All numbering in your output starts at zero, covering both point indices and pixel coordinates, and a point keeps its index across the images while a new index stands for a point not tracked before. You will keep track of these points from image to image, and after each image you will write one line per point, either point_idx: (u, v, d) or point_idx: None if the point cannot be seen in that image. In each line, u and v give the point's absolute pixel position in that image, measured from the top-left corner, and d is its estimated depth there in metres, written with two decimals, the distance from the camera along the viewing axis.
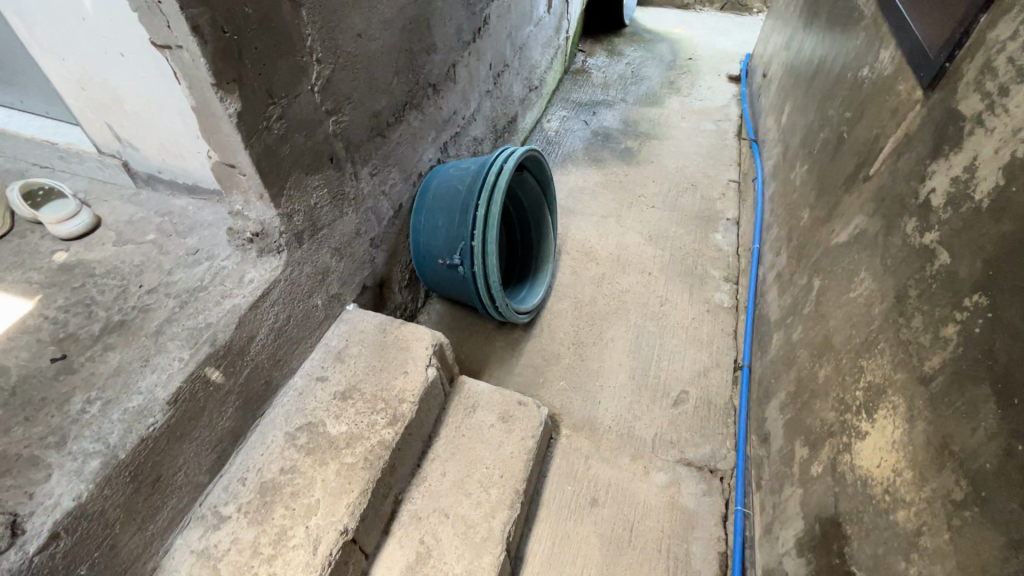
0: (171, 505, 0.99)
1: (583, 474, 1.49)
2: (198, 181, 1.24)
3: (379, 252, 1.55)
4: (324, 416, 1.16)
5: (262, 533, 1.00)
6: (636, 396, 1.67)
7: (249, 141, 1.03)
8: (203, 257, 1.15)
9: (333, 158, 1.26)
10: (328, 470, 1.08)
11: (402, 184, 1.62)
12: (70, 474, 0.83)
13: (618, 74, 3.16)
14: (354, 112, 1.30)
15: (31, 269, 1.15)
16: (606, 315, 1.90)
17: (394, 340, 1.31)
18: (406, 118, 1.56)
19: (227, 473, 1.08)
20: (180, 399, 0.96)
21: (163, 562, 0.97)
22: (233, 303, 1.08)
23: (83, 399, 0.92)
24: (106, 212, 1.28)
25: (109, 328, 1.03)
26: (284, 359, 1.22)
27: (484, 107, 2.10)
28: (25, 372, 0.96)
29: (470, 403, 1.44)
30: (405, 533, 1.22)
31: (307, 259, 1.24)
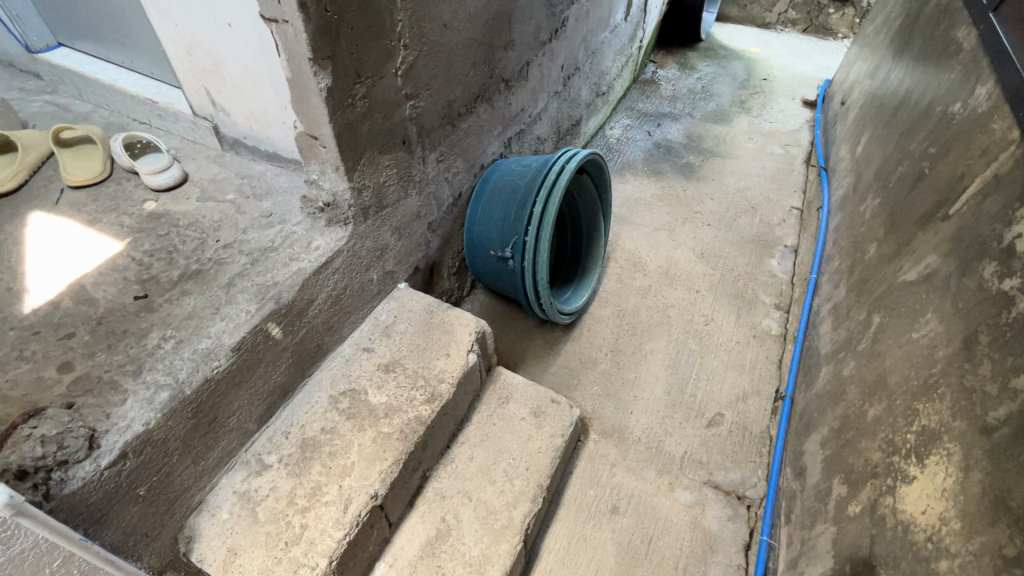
0: (222, 446, 1.06)
1: (607, 481, 1.49)
2: (279, 150, 1.32)
3: (435, 236, 1.60)
4: (367, 385, 1.21)
5: (299, 485, 1.06)
6: (669, 412, 1.65)
7: (334, 115, 1.09)
8: (276, 221, 1.23)
9: (405, 140, 1.31)
10: (366, 437, 1.13)
11: (464, 174, 1.66)
12: (142, 401, 0.90)
13: (688, 88, 3.12)
14: (430, 99, 1.35)
15: (124, 214, 1.26)
16: (648, 327, 1.89)
17: (440, 322, 1.35)
18: (476, 110, 1.60)
19: (273, 425, 1.15)
20: (243, 349, 1.03)
21: (208, 498, 1.04)
22: (298, 267, 1.14)
23: (159, 336, 1.00)
24: (193, 170, 1.38)
25: (186, 275, 1.11)
26: (336, 326, 1.28)
27: (550, 108, 2.13)
28: (111, 305, 1.05)
29: (504, 394, 1.47)
30: (428, 509, 1.26)
31: (369, 234, 1.30)
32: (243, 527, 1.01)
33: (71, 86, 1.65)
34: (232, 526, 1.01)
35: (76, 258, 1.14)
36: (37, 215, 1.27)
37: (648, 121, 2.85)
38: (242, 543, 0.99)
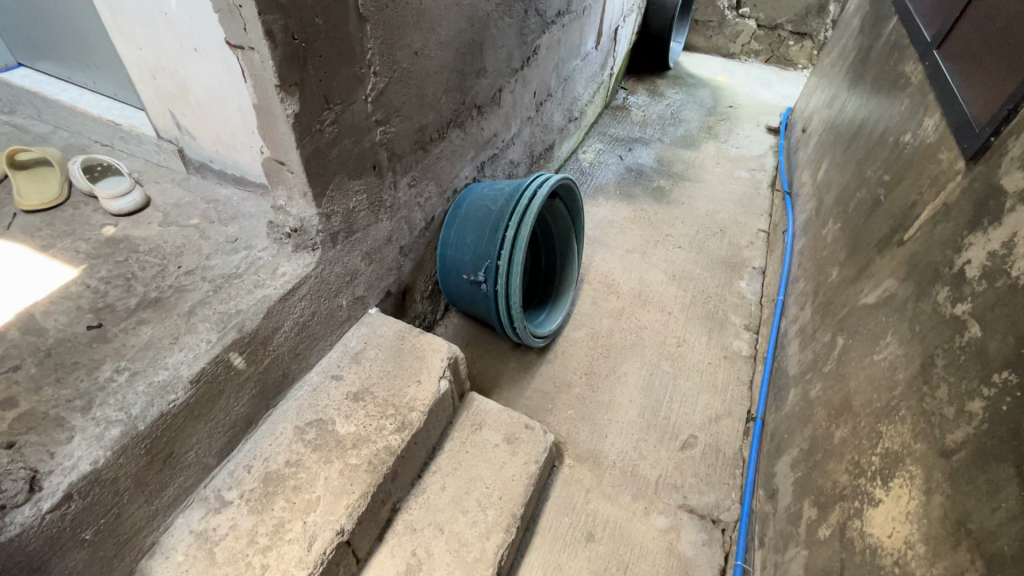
0: (179, 483, 1.01)
1: (582, 507, 1.48)
2: (246, 174, 1.30)
3: (407, 260, 1.59)
4: (335, 414, 1.19)
5: (260, 523, 1.02)
6: (643, 435, 1.65)
7: (302, 141, 1.08)
8: (241, 246, 1.20)
9: (376, 165, 1.31)
10: (333, 469, 1.10)
11: (437, 198, 1.66)
12: (91, 438, 0.85)
13: (658, 114, 3.21)
14: (402, 124, 1.35)
15: (80, 240, 1.21)
16: (622, 350, 1.89)
17: (412, 348, 1.34)
18: (449, 135, 1.60)
19: (234, 458, 1.10)
20: (202, 380, 0.98)
21: (162, 539, 0.99)
22: (264, 294, 1.11)
23: (112, 368, 0.95)
24: (157, 194, 1.34)
25: (145, 303, 1.07)
26: (304, 354, 1.24)
27: (523, 133, 2.16)
28: (62, 335, 1.00)
29: (478, 420, 1.45)
30: (398, 542, 1.22)
31: (339, 260, 1.28)
32: (199, 570, 0.96)
33: (29, 106, 1.59)
34: (188, 569, 0.96)
35: (26, 285, 1.09)
36: None
37: (620, 145, 2.92)
38: None
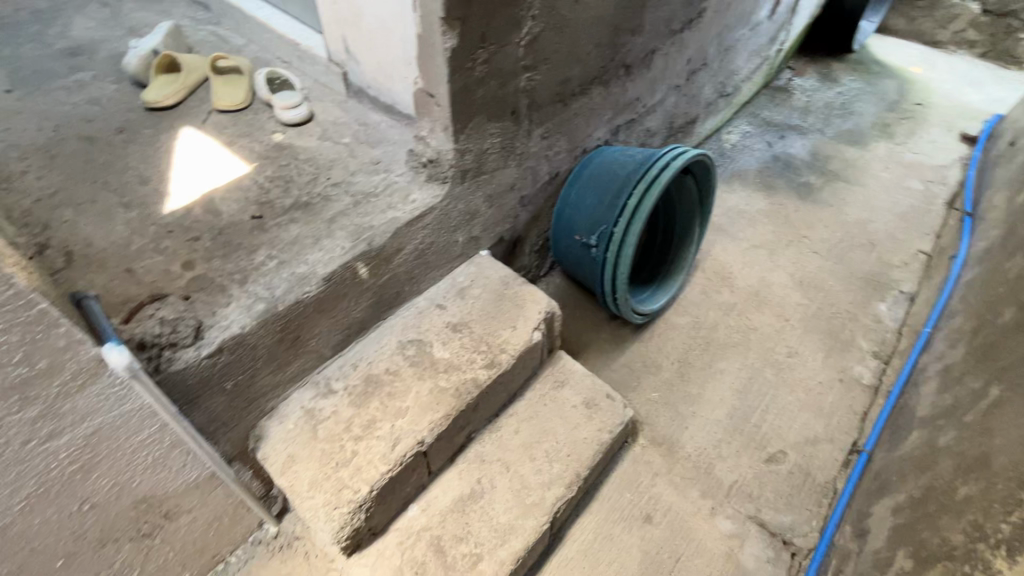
0: (300, 364, 1.16)
1: (646, 488, 1.47)
2: (397, 103, 1.39)
3: (525, 211, 1.61)
4: (434, 339, 1.29)
5: (357, 415, 1.15)
6: (726, 437, 1.58)
7: (454, 76, 1.12)
8: (382, 169, 1.30)
9: (515, 111, 1.33)
10: (424, 385, 1.21)
11: (566, 154, 1.64)
12: (243, 308, 1.01)
13: (825, 102, 2.85)
14: (547, 73, 1.35)
15: (255, 141, 1.39)
16: (722, 347, 1.80)
17: (513, 295, 1.39)
18: (590, 92, 1.57)
19: (344, 355, 1.24)
20: (332, 280, 1.11)
21: (280, 407, 1.16)
22: (394, 215, 1.20)
23: (266, 254, 1.10)
24: (320, 111, 1.49)
25: (297, 205, 1.21)
26: (417, 279, 1.34)
27: (667, 102, 2.04)
28: (232, 219, 1.18)
29: (561, 377, 1.48)
30: (467, 467, 1.31)
31: (464, 197, 1.33)
32: (304, 439, 1.12)
33: (232, 19, 1.82)
34: (296, 436, 1.12)
35: (211, 174, 1.29)
36: (187, 130, 1.43)
37: (772, 131, 2.65)
38: (302, 453, 1.10)
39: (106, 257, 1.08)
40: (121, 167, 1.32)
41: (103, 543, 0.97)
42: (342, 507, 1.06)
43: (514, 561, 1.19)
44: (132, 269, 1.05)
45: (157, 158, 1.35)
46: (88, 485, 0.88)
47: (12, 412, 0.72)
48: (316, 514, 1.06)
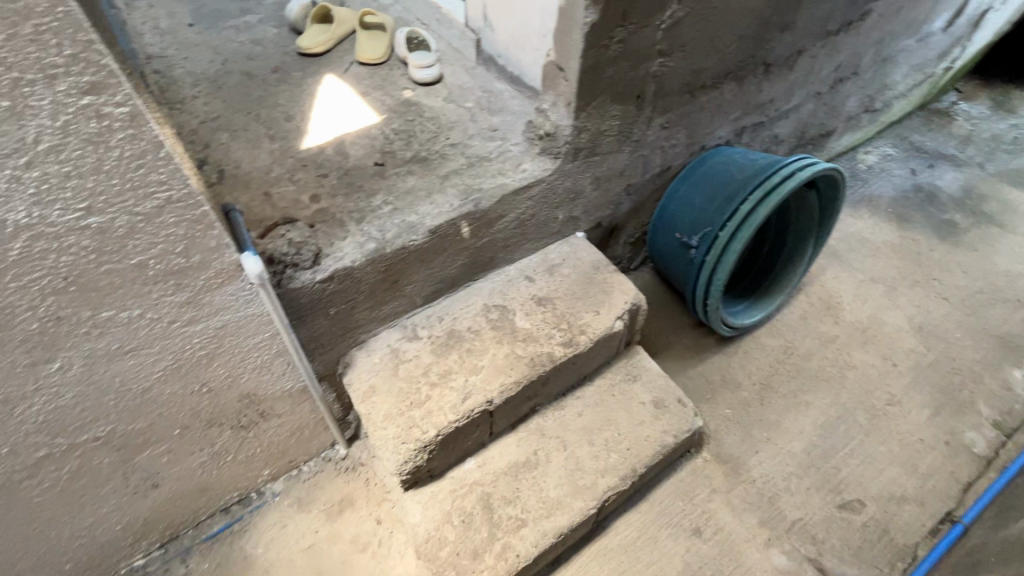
0: (393, 306, 1.24)
1: (701, 502, 1.42)
2: (523, 74, 1.41)
3: (629, 200, 1.58)
4: (518, 308, 1.32)
5: (435, 364, 1.22)
6: (798, 471, 1.49)
7: (588, 52, 1.13)
8: (499, 136, 1.34)
9: (641, 96, 1.30)
10: (501, 349, 1.25)
11: (682, 149, 1.59)
12: (356, 244, 1.10)
13: (993, 134, 2.50)
14: (682, 61, 1.30)
15: (387, 95, 1.48)
16: (813, 378, 1.67)
17: (602, 281, 1.39)
18: (722, 87, 1.50)
19: (432, 307, 1.31)
20: (437, 234, 1.17)
21: (369, 341, 1.25)
22: (503, 182, 1.24)
23: (382, 199, 1.19)
24: (449, 73, 1.55)
25: (416, 158, 1.29)
26: (512, 248, 1.37)
27: (804, 109, 1.89)
28: (357, 163, 1.27)
29: (634, 372, 1.46)
30: (526, 436, 1.34)
31: (573, 175, 1.33)
32: (386, 374, 1.21)
33: None
34: (379, 370, 1.21)
35: (345, 120, 1.39)
36: (329, 76, 1.55)
37: (919, 157, 2.37)
38: (382, 386, 1.19)
39: (250, 180, 1.22)
40: (271, 103, 1.46)
41: (210, 424, 1.11)
42: (408, 443, 1.13)
43: (556, 535, 1.21)
44: (269, 193, 1.18)
45: (302, 99, 1.48)
46: (208, 371, 1.00)
47: (167, 294, 0.83)
48: (385, 443, 1.14)
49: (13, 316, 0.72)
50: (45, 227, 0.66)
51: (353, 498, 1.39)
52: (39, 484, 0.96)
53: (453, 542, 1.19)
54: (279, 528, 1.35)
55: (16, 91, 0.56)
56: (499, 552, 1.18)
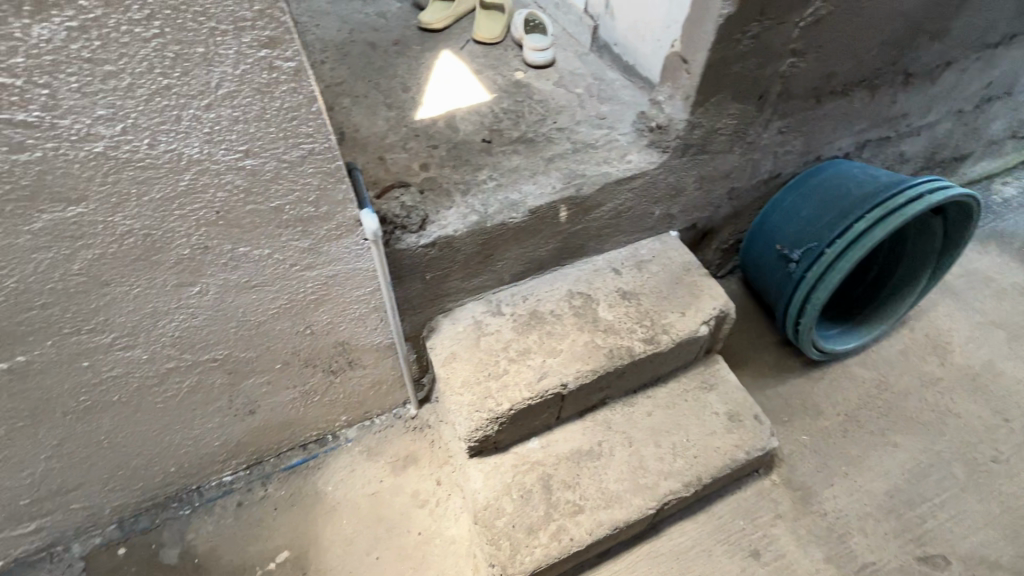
0: (482, 280, 1.28)
1: (764, 525, 1.37)
2: (638, 64, 1.42)
3: (730, 204, 1.51)
4: (602, 298, 1.32)
5: (515, 341, 1.25)
6: (877, 513, 1.39)
7: (717, 46, 1.10)
8: (606, 125, 1.33)
9: (763, 96, 1.25)
10: (580, 336, 1.26)
11: (796, 157, 1.50)
12: (459, 215, 1.14)
13: None
14: (815, 63, 1.24)
15: (499, 75, 1.51)
16: (906, 419, 1.55)
17: (691, 283, 1.35)
18: (853, 94, 1.41)
19: (518, 286, 1.34)
20: (535, 214, 1.19)
21: (455, 310, 1.30)
22: (607, 170, 1.24)
23: (487, 175, 1.22)
24: (562, 58, 1.55)
25: (522, 139, 1.31)
26: (604, 238, 1.36)
27: (940, 127, 1.72)
28: (466, 138, 1.31)
29: (710, 381, 1.42)
30: (592, 426, 1.35)
31: (677, 172, 1.30)
32: (468, 344, 1.25)
33: None
34: (461, 339, 1.26)
35: (457, 96, 1.43)
36: (446, 52, 1.60)
37: None
38: (463, 354, 1.24)
39: (367, 144, 1.29)
40: (390, 73, 1.53)
41: (306, 363, 1.19)
42: (482, 411, 1.17)
43: (611, 527, 1.21)
44: (384, 158, 1.25)
45: (419, 72, 1.53)
46: (313, 314, 1.08)
47: (294, 239, 0.91)
48: (460, 409, 1.19)
49: (172, 239, 0.81)
50: (210, 164, 0.74)
51: (416, 456, 1.43)
52: (165, 391, 1.07)
53: (510, 514, 1.22)
54: (348, 471, 1.41)
55: (211, 40, 0.63)
56: (553, 532, 1.20)
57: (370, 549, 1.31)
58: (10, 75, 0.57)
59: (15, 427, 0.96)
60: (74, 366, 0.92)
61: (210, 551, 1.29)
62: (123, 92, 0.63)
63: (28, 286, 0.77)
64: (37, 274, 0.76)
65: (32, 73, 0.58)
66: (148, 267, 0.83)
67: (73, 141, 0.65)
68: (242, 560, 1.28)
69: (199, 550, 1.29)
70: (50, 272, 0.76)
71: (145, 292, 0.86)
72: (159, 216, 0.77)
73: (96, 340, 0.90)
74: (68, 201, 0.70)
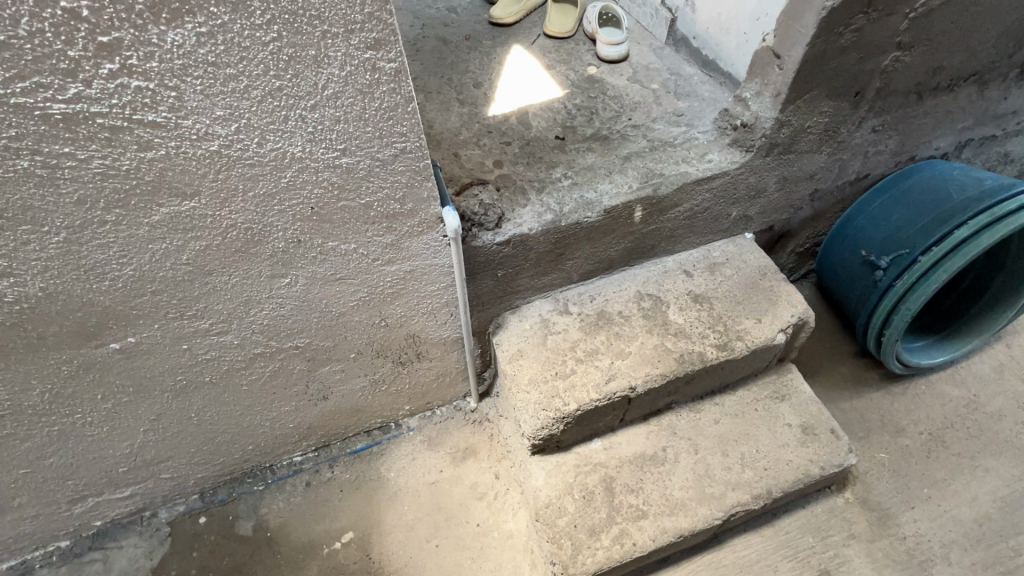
0: (551, 279, 1.27)
1: (835, 544, 1.30)
2: (720, 59, 1.40)
3: (812, 206, 1.44)
4: (673, 301, 1.28)
5: (583, 342, 1.24)
6: (962, 542, 1.30)
7: (816, 40, 1.05)
8: (685, 122, 1.30)
9: (860, 93, 1.20)
10: (649, 339, 1.23)
11: (888, 157, 1.41)
12: (534, 213, 1.14)
13: None
14: (921, 56, 1.18)
15: (571, 70, 1.49)
16: (999, 443, 1.43)
17: (767, 289, 1.29)
18: (957, 90, 1.32)
19: (585, 285, 1.32)
20: (611, 214, 1.17)
21: (522, 307, 1.30)
22: (686, 170, 1.20)
23: (561, 172, 1.21)
24: (636, 52, 1.52)
25: (596, 137, 1.29)
26: (676, 239, 1.32)
27: None
28: (539, 135, 1.30)
29: (783, 391, 1.36)
30: (656, 431, 1.32)
31: (759, 172, 1.25)
32: (535, 342, 1.25)
33: None
34: (529, 336, 1.26)
35: (530, 92, 1.42)
36: (517, 47, 1.59)
37: None
38: (530, 351, 1.24)
39: (441, 140, 1.30)
40: (462, 68, 1.53)
41: (378, 354, 1.22)
42: (548, 410, 1.17)
43: (675, 535, 1.19)
44: (458, 154, 1.26)
45: (490, 67, 1.53)
46: (389, 307, 1.10)
47: (378, 234, 0.93)
48: (526, 406, 1.19)
49: (269, 233, 0.85)
50: (310, 162, 0.78)
51: (476, 449, 1.45)
52: (250, 374, 1.12)
53: (571, 513, 1.21)
54: (411, 459, 1.44)
55: (323, 43, 0.66)
56: (615, 536, 1.19)
57: (430, 537, 1.34)
58: (146, 79, 0.62)
59: (121, 401, 1.04)
60: (175, 348, 0.98)
61: (282, 526, 1.35)
62: (240, 94, 0.67)
63: (143, 274, 0.82)
64: (151, 262, 0.81)
65: (164, 77, 0.63)
66: (246, 258, 0.87)
67: (193, 140, 0.69)
68: (311, 536, 1.34)
69: (272, 524, 1.36)
70: (162, 262, 0.82)
71: (241, 282, 0.91)
72: (260, 211, 0.81)
73: (195, 326, 0.95)
74: (183, 195, 0.74)
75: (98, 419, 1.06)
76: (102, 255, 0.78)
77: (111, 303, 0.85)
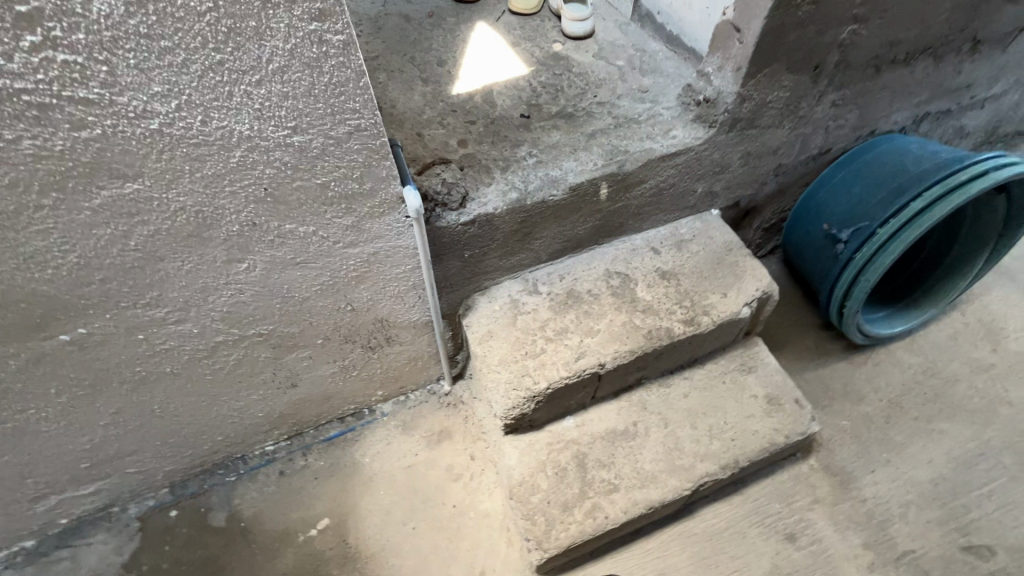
0: (519, 259, 1.27)
1: (800, 509, 1.35)
2: (683, 34, 1.39)
3: (776, 181, 1.45)
4: (640, 278, 1.29)
5: (552, 321, 1.24)
6: (919, 501, 1.36)
7: (774, 13, 1.06)
8: (650, 98, 1.29)
9: (819, 67, 1.21)
10: (618, 317, 1.24)
11: (849, 131, 1.43)
12: (499, 193, 1.13)
13: None
14: (877, 29, 1.20)
15: (536, 47, 1.47)
16: (953, 406, 1.50)
17: (732, 264, 1.31)
18: (914, 63, 1.35)
19: (554, 264, 1.32)
20: (577, 191, 1.17)
21: (492, 289, 1.29)
22: (650, 146, 1.20)
23: (527, 151, 1.20)
24: (601, 29, 1.50)
25: (561, 114, 1.28)
26: (643, 217, 1.33)
27: (1006, 99, 1.62)
28: (504, 113, 1.29)
29: (750, 363, 1.39)
30: (627, 406, 1.34)
31: (723, 148, 1.26)
32: (505, 323, 1.25)
33: None
34: (499, 317, 1.26)
35: (495, 70, 1.40)
36: (482, 24, 1.56)
37: None
38: (501, 332, 1.24)
39: (404, 120, 1.27)
40: (426, 47, 1.49)
41: (346, 340, 1.20)
42: (519, 390, 1.18)
43: (646, 507, 1.22)
44: (421, 134, 1.23)
45: (454, 45, 1.49)
46: (354, 291, 1.08)
47: (338, 216, 0.91)
48: (497, 386, 1.19)
49: (222, 216, 0.82)
50: (260, 141, 0.75)
51: (450, 431, 1.45)
52: (213, 363, 1.09)
53: (545, 490, 1.23)
54: (385, 444, 1.44)
55: (264, 14, 0.63)
56: (588, 510, 1.21)
57: (407, 520, 1.34)
58: (73, 52, 0.59)
59: (76, 395, 1.01)
60: (131, 338, 0.95)
61: (255, 516, 1.34)
62: (178, 68, 0.64)
63: (88, 261, 0.79)
64: (97, 249, 0.78)
65: (93, 50, 0.60)
66: (198, 243, 0.84)
67: (130, 118, 0.66)
68: (286, 525, 1.33)
69: (245, 514, 1.34)
70: (108, 248, 0.79)
71: (196, 268, 0.88)
72: (211, 192, 0.78)
73: (150, 315, 0.92)
74: (125, 177, 0.72)
75: (53, 414, 1.02)
76: (41, 243, 0.74)
77: (57, 293, 0.82)
